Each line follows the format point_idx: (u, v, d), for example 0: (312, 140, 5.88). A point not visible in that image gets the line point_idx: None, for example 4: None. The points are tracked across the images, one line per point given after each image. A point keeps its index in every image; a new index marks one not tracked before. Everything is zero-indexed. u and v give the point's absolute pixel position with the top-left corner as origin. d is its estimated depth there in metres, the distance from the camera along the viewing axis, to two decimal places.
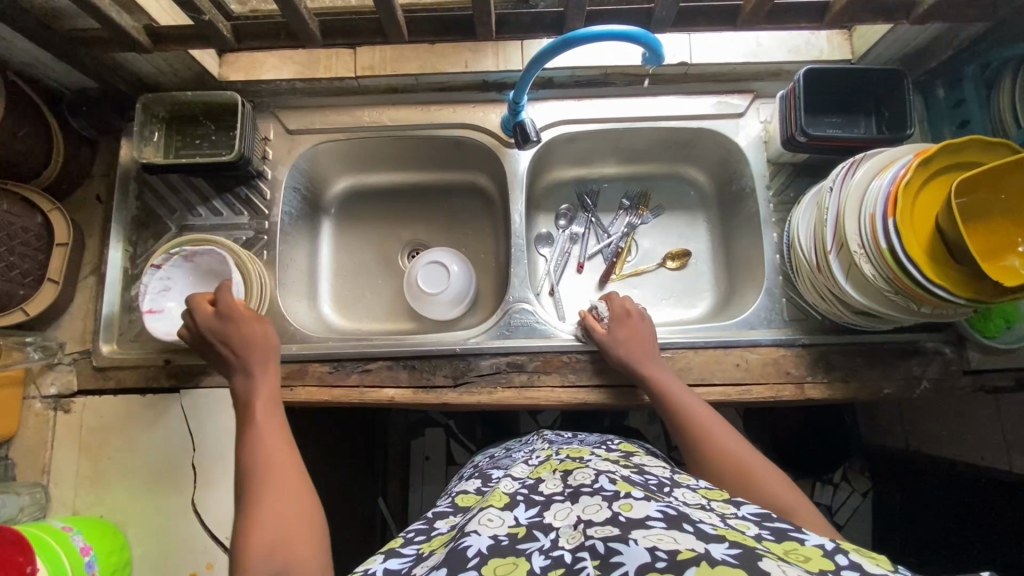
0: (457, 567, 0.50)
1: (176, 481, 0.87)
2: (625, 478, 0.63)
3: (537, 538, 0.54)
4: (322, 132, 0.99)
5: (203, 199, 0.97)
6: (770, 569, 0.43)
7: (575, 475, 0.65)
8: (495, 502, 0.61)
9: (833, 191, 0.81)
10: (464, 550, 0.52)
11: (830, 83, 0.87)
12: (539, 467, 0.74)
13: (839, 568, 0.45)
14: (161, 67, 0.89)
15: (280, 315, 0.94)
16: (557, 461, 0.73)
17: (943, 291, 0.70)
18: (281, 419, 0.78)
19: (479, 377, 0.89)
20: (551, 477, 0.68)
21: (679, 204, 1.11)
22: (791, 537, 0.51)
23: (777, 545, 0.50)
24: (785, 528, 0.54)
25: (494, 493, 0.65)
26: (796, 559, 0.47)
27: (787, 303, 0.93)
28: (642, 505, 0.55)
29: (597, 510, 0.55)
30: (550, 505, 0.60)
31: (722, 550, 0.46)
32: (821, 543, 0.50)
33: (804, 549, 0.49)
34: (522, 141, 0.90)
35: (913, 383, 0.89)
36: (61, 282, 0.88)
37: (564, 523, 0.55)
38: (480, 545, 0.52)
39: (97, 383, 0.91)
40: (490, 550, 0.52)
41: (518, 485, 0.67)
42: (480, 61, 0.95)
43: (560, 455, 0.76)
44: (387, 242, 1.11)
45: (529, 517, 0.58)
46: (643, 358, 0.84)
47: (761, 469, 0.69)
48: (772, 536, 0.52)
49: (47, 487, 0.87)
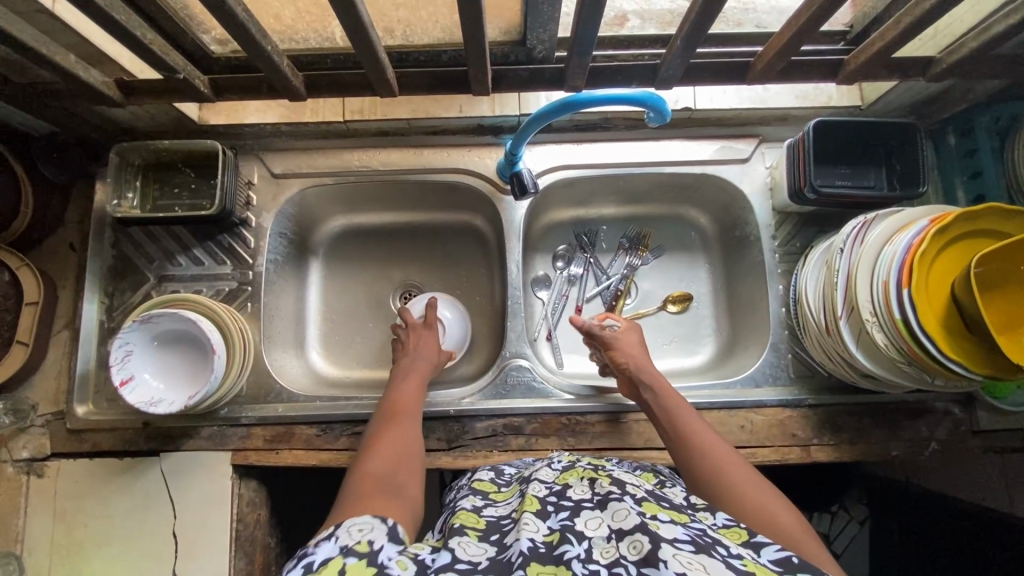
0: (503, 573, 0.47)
1: (157, 550, 0.83)
2: (651, 497, 0.59)
3: (573, 543, 0.50)
4: (309, 176, 0.95)
5: (184, 247, 0.93)
6: None
7: (601, 483, 0.61)
8: (529, 507, 0.56)
9: (844, 252, 0.78)
10: (508, 556, 0.49)
11: (841, 134, 0.84)
12: (563, 470, 0.66)
13: None
14: (137, 113, 0.84)
15: (265, 371, 0.90)
16: (580, 466, 0.66)
17: (959, 367, 0.67)
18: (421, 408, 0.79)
19: (474, 440, 0.86)
20: (578, 484, 0.61)
21: (680, 245, 1.08)
22: None
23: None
24: None
25: (524, 499, 0.59)
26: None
27: (793, 359, 0.90)
28: (669, 526, 0.52)
29: (626, 517, 0.52)
30: (580, 511, 0.55)
31: None
32: None
33: None
34: (519, 193, 0.86)
35: (921, 444, 0.86)
36: (31, 344, 0.84)
37: (597, 535, 0.51)
38: (522, 547, 0.50)
39: (72, 446, 0.86)
40: (531, 553, 0.49)
41: (546, 489, 0.61)
42: (475, 105, 0.91)
43: (582, 460, 0.69)
44: (376, 285, 1.06)
45: (561, 523, 0.53)
46: (641, 356, 0.84)
47: (780, 510, 0.60)
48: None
49: (20, 557, 0.83)
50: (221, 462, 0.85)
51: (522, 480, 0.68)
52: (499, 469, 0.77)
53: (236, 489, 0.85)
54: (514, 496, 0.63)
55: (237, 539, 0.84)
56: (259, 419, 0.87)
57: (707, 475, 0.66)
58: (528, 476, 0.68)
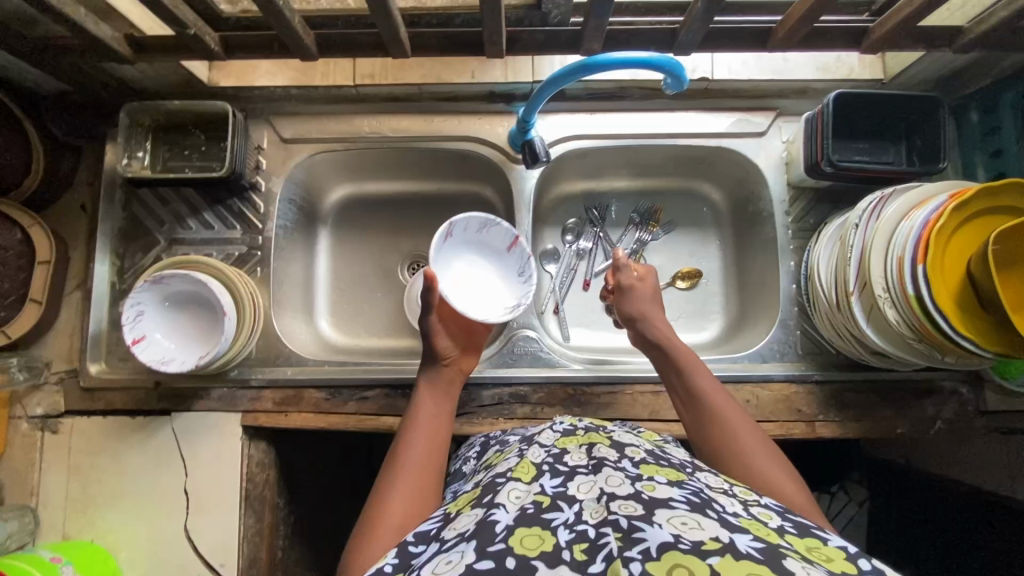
0: (485, 541, 0.47)
1: (168, 507, 0.85)
2: (650, 458, 0.60)
3: (562, 509, 0.51)
4: (319, 141, 0.94)
5: (194, 211, 0.93)
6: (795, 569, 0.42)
7: (600, 449, 0.61)
8: (520, 474, 0.57)
9: (858, 228, 0.76)
10: (492, 523, 0.50)
11: (861, 107, 0.82)
12: (563, 435, 0.66)
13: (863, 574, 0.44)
14: (147, 73, 0.84)
15: (275, 335, 0.90)
16: (580, 432, 0.66)
17: (971, 344, 0.67)
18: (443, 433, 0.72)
19: (480, 408, 0.86)
20: (576, 450, 0.61)
21: (692, 221, 1.07)
22: (813, 535, 0.50)
23: (799, 543, 0.48)
24: (807, 524, 0.52)
25: (520, 463, 0.60)
26: (819, 558, 0.46)
27: (802, 337, 0.90)
28: (665, 487, 0.52)
29: (619, 484, 0.53)
30: (574, 476, 0.56)
31: (746, 541, 0.46)
32: (842, 544, 0.48)
33: (827, 549, 0.47)
34: (530, 160, 0.85)
35: (927, 423, 0.86)
36: (44, 303, 0.84)
37: (588, 497, 0.52)
38: (507, 519, 0.50)
39: (85, 404, 0.88)
40: (516, 521, 0.49)
41: (543, 453, 0.61)
42: (487, 71, 0.89)
43: (582, 424, 0.69)
44: (385, 255, 1.06)
45: (554, 487, 0.54)
46: (650, 311, 0.82)
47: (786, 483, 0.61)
48: (794, 530, 0.50)
49: (36, 510, 0.85)
50: (231, 422, 0.87)
51: (522, 441, 0.68)
52: (487, 447, 0.75)
53: (246, 450, 0.87)
54: (513, 455, 0.64)
55: (247, 498, 0.86)
56: (268, 382, 0.88)
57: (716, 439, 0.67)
58: (529, 438, 0.68)
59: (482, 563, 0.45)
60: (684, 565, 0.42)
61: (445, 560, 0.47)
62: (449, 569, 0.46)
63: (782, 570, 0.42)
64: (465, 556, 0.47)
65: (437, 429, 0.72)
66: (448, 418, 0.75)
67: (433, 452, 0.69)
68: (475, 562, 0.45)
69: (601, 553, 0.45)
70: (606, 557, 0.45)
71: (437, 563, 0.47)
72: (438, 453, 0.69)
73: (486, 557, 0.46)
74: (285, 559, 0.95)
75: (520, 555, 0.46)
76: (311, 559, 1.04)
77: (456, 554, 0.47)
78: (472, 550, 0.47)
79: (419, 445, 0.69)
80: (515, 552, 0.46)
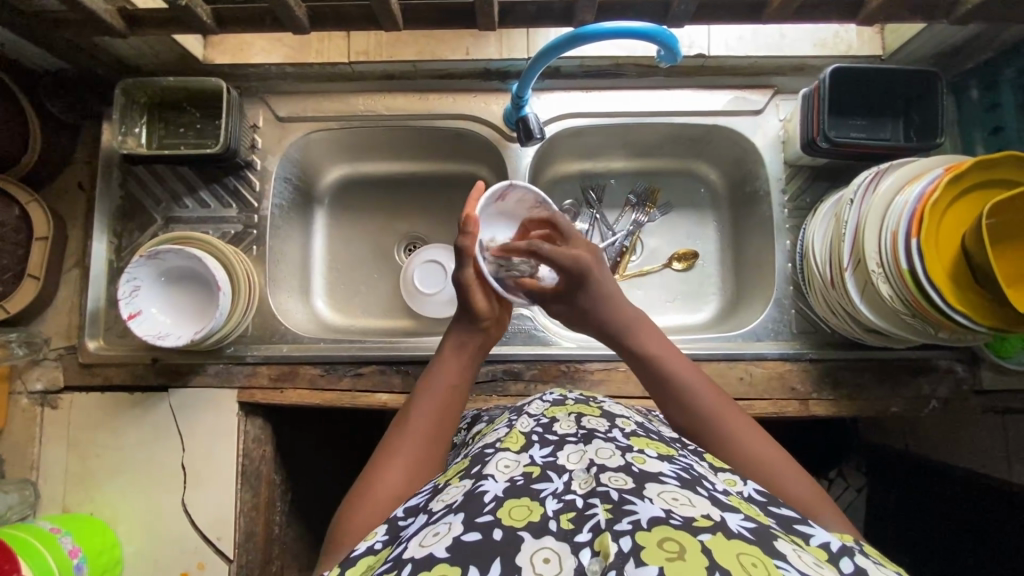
0: (473, 512, 0.47)
1: (166, 481, 0.86)
2: (640, 430, 0.60)
3: (551, 479, 0.50)
4: (314, 120, 0.94)
5: (190, 189, 0.93)
6: (786, 551, 0.43)
7: (589, 419, 0.61)
8: (510, 444, 0.56)
9: (853, 203, 0.76)
10: (480, 495, 0.49)
11: (858, 83, 0.81)
12: (552, 404, 0.66)
13: None
14: (142, 49, 0.84)
15: (271, 312, 0.91)
16: (570, 402, 0.66)
17: (964, 318, 0.66)
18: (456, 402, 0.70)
19: (474, 385, 0.87)
20: (565, 418, 0.61)
21: (688, 202, 1.06)
22: (796, 531, 0.48)
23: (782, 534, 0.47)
24: (792, 517, 0.51)
25: (509, 433, 0.59)
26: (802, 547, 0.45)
27: (797, 315, 0.90)
28: (655, 461, 0.53)
29: (610, 456, 0.53)
30: (563, 445, 0.56)
31: (738, 521, 0.46)
32: (826, 541, 0.47)
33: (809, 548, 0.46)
34: (525, 137, 0.85)
35: (921, 402, 0.86)
36: (42, 278, 0.85)
37: (577, 467, 0.52)
38: (496, 490, 0.49)
39: (84, 379, 0.88)
40: (505, 493, 0.49)
41: (532, 422, 0.61)
42: (482, 48, 0.89)
43: (573, 394, 0.69)
44: (381, 235, 1.07)
45: (544, 457, 0.54)
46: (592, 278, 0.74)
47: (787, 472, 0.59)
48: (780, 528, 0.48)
49: (36, 484, 0.86)
50: (227, 399, 0.87)
51: (511, 412, 0.68)
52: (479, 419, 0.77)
53: (242, 426, 0.88)
54: (502, 425, 0.64)
55: (243, 473, 0.87)
56: (264, 358, 0.88)
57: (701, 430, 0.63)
58: (518, 408, 0.68)
59: (469, 534, 0.45)
60: (675, 539, 0.42)
61: (433, 532, 0.47)
62: (436, 542, 0.45)
63: (774, 552, 0.42)
64: (452, 528, 0.46)
65: (449, 401, 0.69)
66: (464, 389, 0.72)
67: (441, 426, 0.67)
68: (463, 534, 0.45)
69: (589, 524, 0.45)
70: (592, 528, 0.45)
71: (423, 536, 0.47)
72: (446, 427, 0.67)
73: (474, 529, 0.46)
74: (281, 534, 0.96)
75: (508, 526, 0.46)
76: (307, 536, 1.05)
77: (443, 526, 0.47)
78: (459, 522, 0.47)
79: (426, 417, 0.67)
80: (502, 524, 0.46)
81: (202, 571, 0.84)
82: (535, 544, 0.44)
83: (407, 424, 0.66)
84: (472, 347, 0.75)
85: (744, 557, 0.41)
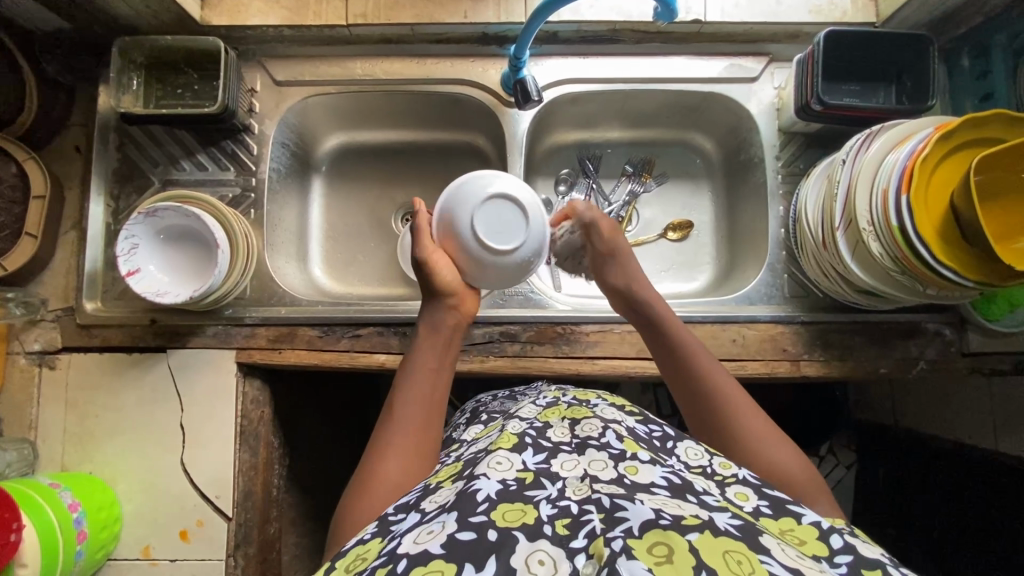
0: (467, 511, 0.48)
1: (164, 441, 0.87)
2: (632, 434, 0.61)
3: (545, 486, 0.52)
4: (312, 84, 0.94)
5: (188, 153, 0.93)
6: (771, 545, 0.45)
7: (583, 424, 0.61)
8: (503, 443, 0.57)
9: (845, 164, 0.77)
10: (473, 493, 0.50)
11: (849, 48, 0.83)
12: (545, 408, 0.67)
13: (834, 554, 0.48)
14: (138, 7, 0.83)
15: (268, 276, 0.92)
16: (564, 403, 0.67)
17: (950, 273, 0.68)
18: (441, 386, 0.71)
19: (472, 346, 0.88)
20: (559, 424, 0.62)
21: (684, 172, 1.07)
22: (788, 513, 0.52)
23: (775, 525, 0.51)
24: (783, 499, 0.54)
25: (501, 435, 0.60)
26: (793, 540, 0.49)
27: (789, 280, 0.91)
28: (647, 469, 0.54)
29: (602, 468, 0.54)
30: (557, 453, 0.57)
31: (725, 519, 0.47)
32: (816, 520, 0.51)
33: (800, 530, 0.50)
34: (522, 100, 0.86)
35: (909, 363, 0.88)
36: (40, 237, 0.85)
37: (571, 475, 0.53)
38: (490, 490, 0.50)
39: (82, 340, 0.89)
40: (499, 495, 0.50)
41: (525, 426, 0.62)
42: (480, 12, 0.89)
43: (567, 396, 0.70)
44: (378, 203, 1.07)
45: (536, 463, 0.55)
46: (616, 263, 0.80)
47: (787, 461, 0.63)
48: (770, 511, 0.52)
49: (34, 444, 0.87)
50: (226, 359, 0.88)
51: (503, 417, 0.68)
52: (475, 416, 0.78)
53: (241, 387, 0.88)
54: (494, 430, 0.64)
55: (241, 434, 0.88)
56: (262, 319, 0.89)
57: (708, 403, 0.68)
58: (509, 414, 0.68)
59: (464, 533, 0.46)
60: (665, 542, 0.43)
61: (427, 531, 0.47)
62: (430, 539, 0.46)
63: (759, 547, 0.44)
64: (446, 526, 0.47)
65: (436, 384, 0.71)
66: (447, 372, 0.73)
67: (430, 413, 0.68)
68: (457, 532, 0.46)
69: (584, 530, 0.46)
70: (587, 534, 0.46)
71: (418, 533, 0.48)
72: (435, 414, 0.69)
73: (468, 527, 0.46)
74: (279, 499, 0.97)
75: (502, 527, 0.47)
76: (306, 502, 1.06)
77: (438, 525, 0.48)
78: (453, 520, 0.47)
79: (416, 407, 0.68)
80: (497, 525, 0.47)
81: (202, 527, 0.85)
82: (530, 546, 0.45)
83: (395, 418, 0.67)
84: (447, 330, 0.74)
85: (729, 555, 0.43)
